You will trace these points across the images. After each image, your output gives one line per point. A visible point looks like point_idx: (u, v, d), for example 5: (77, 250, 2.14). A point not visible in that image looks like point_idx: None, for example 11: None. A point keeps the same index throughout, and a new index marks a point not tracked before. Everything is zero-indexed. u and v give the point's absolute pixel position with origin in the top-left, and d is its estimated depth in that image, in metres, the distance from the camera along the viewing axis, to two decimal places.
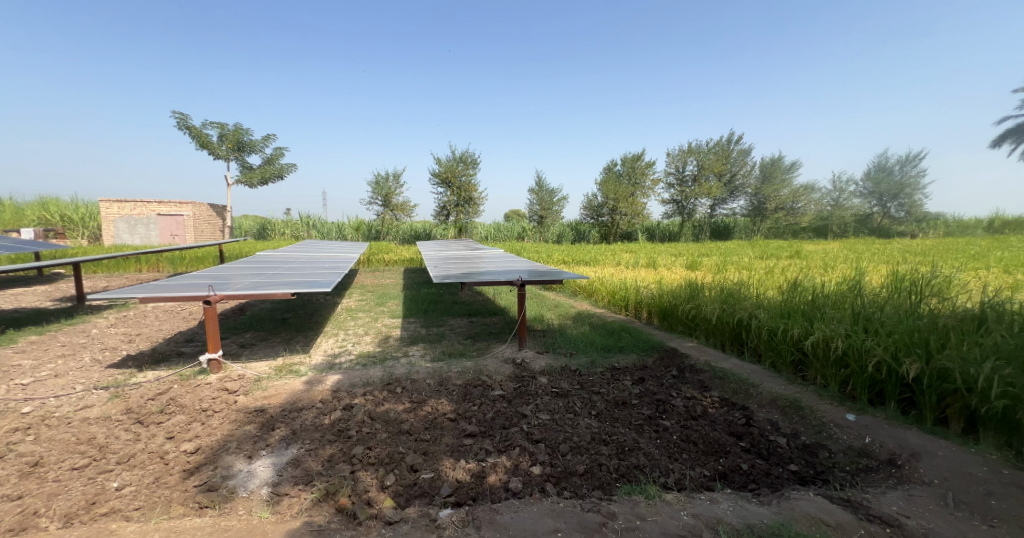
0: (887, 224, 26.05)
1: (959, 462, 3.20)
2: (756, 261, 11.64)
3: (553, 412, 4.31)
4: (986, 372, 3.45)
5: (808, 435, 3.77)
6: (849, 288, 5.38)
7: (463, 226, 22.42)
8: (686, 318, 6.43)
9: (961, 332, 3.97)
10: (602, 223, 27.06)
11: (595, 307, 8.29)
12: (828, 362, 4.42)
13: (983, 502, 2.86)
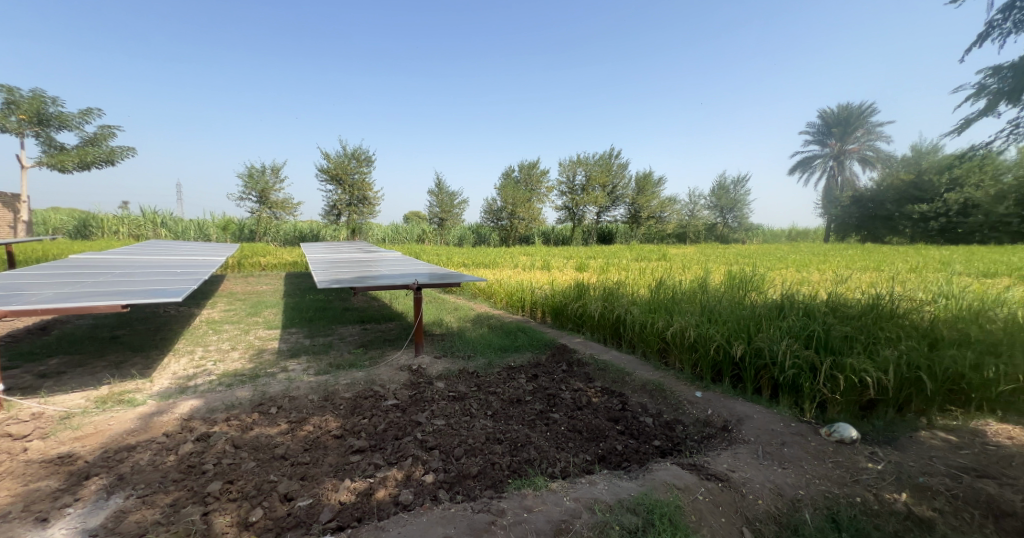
0: (727, 232, 30.40)
1: (767, 421, 2.99)
2: (633, 263, 12.19)
3: (449, 416, 3.39)
4: (785, 348, 3.29)
5: (670, 413, 3.35)
6: (697, 287, 5.19)
7: (357, 227, 20.82)
8: (576, 316, 5.67)
9: (767, 318, 3.84)
10: (502, 226, 26.98)
11: (491, 308, 7.27)
12: (682, 347, 4.00)
13: (780, 451, 2.65)
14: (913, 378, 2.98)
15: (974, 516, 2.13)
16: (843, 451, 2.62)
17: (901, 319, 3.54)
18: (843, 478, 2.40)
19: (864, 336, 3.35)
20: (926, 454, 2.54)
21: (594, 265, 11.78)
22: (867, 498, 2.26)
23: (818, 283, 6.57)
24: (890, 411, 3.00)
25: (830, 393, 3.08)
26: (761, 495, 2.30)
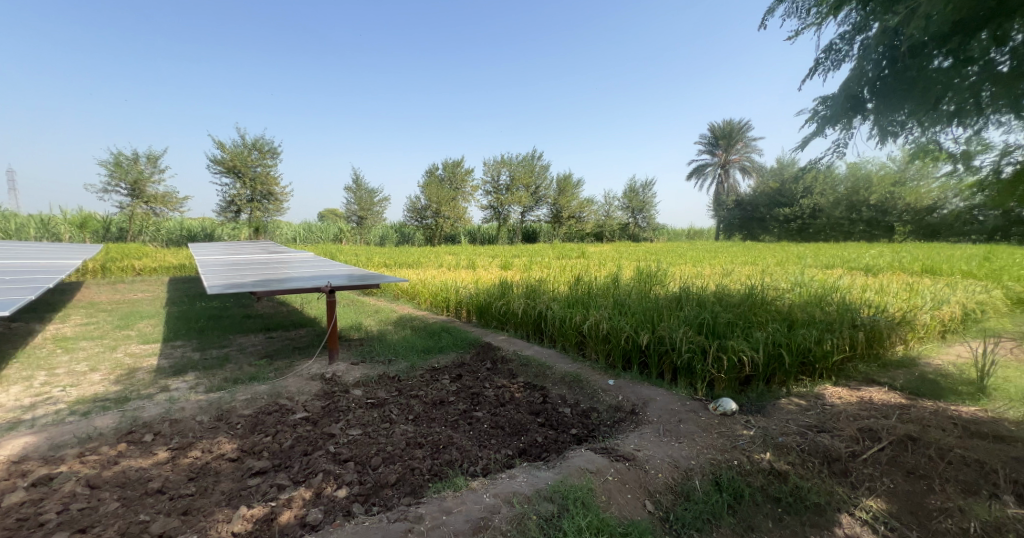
0: (637, 232, 32.66)
1: (667, 402, 3.27)
2: (555, 261, 12.63)
3: (365, 425, 3.28)
4: (682, 335, 3.66)
5: (586, 402, 3.55)
6: (610, 282, 5.57)
7: (260, 226, 19.15)
8: (499, 314, 5.68)
9: (668, 309, 4.26)
10: (426, 226, 26.43)
11: (415, 310, 7.09)
12: (597, 339, 4.21)
13: (675, 427, 2.91)
14: (776, 354, 3.50)
15: (816, 465, 2.49)
16: (726, 422, 2.96)
17: (770, 305, 4.15)
18: (725, 445, 2.67)
19: (742, 321, 3.85)
20: (787, 418, 2.96)
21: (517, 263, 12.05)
22: (742, 459, 2.53)
23: (715, 276, 7.28)
24: (761, 384, 3.47)
25: (717, 372, 3.48)
26: (660, 469, 2.46)
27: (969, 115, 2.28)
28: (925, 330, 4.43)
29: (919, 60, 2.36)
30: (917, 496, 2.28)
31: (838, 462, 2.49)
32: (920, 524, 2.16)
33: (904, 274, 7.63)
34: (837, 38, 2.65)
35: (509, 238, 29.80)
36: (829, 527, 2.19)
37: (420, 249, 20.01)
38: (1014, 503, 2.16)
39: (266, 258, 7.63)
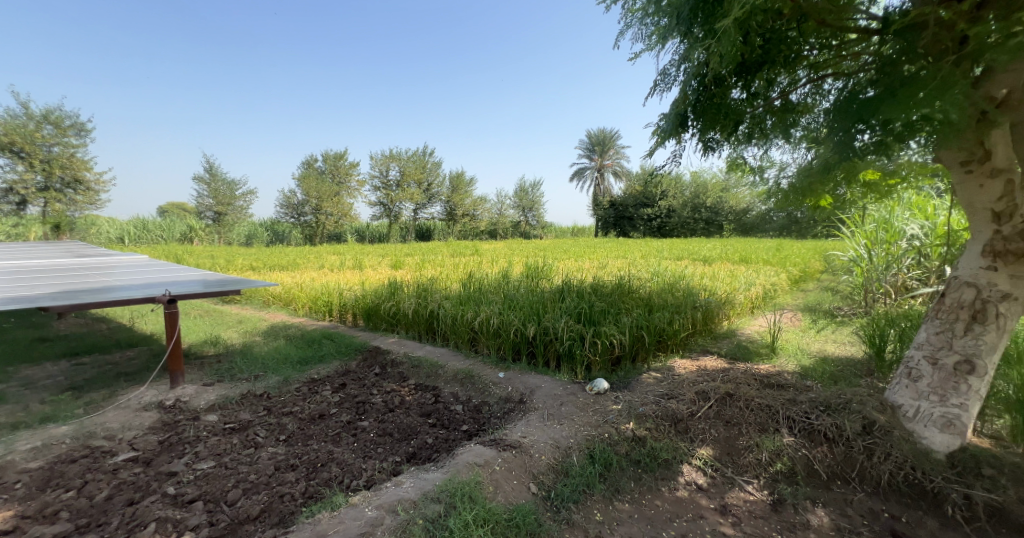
0: (528, 230, 34.04)
1: (552, 388, 3.53)
2: (450, 260, 12.62)
3: (220, 455, 2.93)
4: (563, 323, 3.97)
5: (478, 397, 3.67)
6: (502, 278, 5.74)
7: (60, 222, 15.56)
8: (388, 316, 5.52)
9: (554, 301, 4.54)
10: (306, 222, 24.36)
11: (292, 317, 6.51)
12: (488, 334, 4.35)
13: (558, 408, 3.18)
14: (639, 335, 3.98)
15: (666, 427, 2.87)
16: (600, 400, 3.30)
17: (635, 293, 4.71)
18: (597, 421, 2.97)
19: (613, 308, 4.30)
20: (647, 390, 3.38)
21: (401, 262, 11.74)
22: (611, 431, 2.85)
23: (591, 270, 7.95)
24: (628, 362, 3.92)
25: (593, 355, 3.83)
26: (544, 452, 2.66)
27: (758, 137, 2.87)
28: (740, 308, 5.42)
29: (721, 89, 2.65)
30: (733, 441, 2.76)
31: (681, 421, 2.90)
32: (734, 462, 2.67)
33: (731, 263, 9.18)
34: (669, 63, 2.81)
35: (397, 236, 28.78)
36: (673, 477, 2.59)
37: (297, 249, 18.23)
38: (791, 435, 2.70)
39: (81, 264, 6.27)
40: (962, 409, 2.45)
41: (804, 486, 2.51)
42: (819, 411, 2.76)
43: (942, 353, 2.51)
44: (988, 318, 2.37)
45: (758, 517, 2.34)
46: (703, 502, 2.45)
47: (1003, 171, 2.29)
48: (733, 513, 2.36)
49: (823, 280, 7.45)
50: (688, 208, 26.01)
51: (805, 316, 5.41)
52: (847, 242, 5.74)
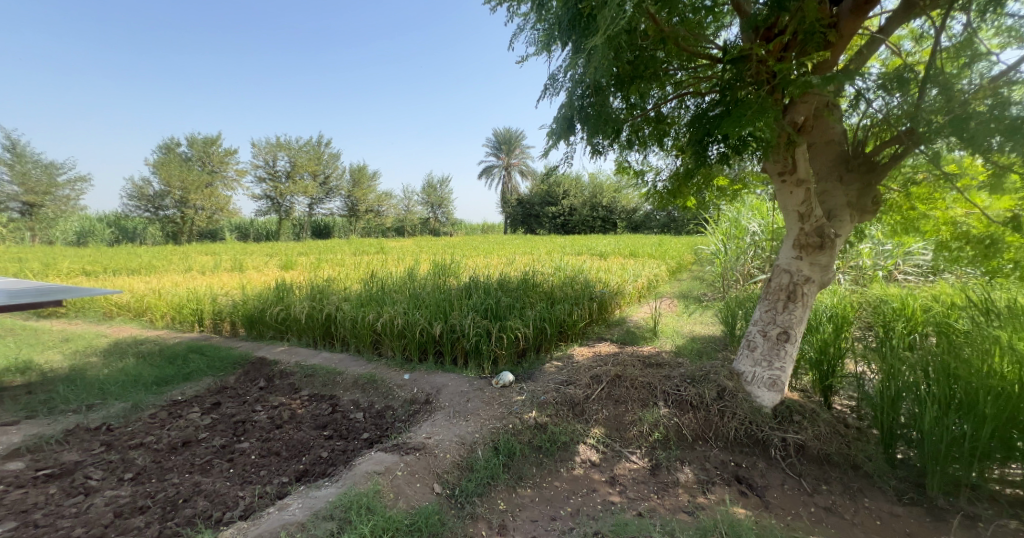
0: (437, 226, 33.57)
1: (458, 385, 3.57)
2: (348, 258, 11.90)
3: (27, 513, 2.31)
4: (470, 320, 4.00)
5: (381, 401, 3.56)
6: (408, 277, 5.58)
7: None
8: (277, 322, 5.05)
9: (461, 298, 4.55)
10: (167, 217, 21.46)
11: (151, 330, 5.60)
12: (392, 335, 4.24)
13: (464, 405, 3.23)
14: (542, 327, 4.18)
15: (565, 411, 3.08)
16: (505, 392, 3.40)
17: (538, 288, 4.90)
18: (503, 413, 3.07)
19: (519, 302, 4.44)
20: (549, 379, 3.56)
21: (290, 262, 10.79)
22: (515, 421, 2.96)
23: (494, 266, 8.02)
24: (532, 353, 4.10)
25: (499, 349, 3.94)
26: (449, 451, 2.68)
27: (639, 144, 3.24)
28: (630, 297, 5.94)
29: (602, 99, 2.83)
30: (620, 418, 3.02)
31: (577, 405, 3.13)
32: (621, 437, 2.94)
33: (622, 257, 9.95)
34: (557, 69, 3.00)
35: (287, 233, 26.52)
36: (570, 457, 2.79)
37: (151, 249, 15.67)
38: (667, 406, 3.02)
39: None
40: (783, 371, 2.98)
41: (674, 449, 2.85)
42: (686, 383, 3.14)
43: (769, 326, 2.98)
44: (799, 299, 2.89)
45: (640, 482, 2.61)
46: (595, 476, 2.67)
47: (800, 185, 2.69)
48: (619, 482, 2.61)
49: (694, 271, 8.44)
50: (587, 207, 27.64)
51: (680, 302, 6.09)
52: (710, 237, 6.56)
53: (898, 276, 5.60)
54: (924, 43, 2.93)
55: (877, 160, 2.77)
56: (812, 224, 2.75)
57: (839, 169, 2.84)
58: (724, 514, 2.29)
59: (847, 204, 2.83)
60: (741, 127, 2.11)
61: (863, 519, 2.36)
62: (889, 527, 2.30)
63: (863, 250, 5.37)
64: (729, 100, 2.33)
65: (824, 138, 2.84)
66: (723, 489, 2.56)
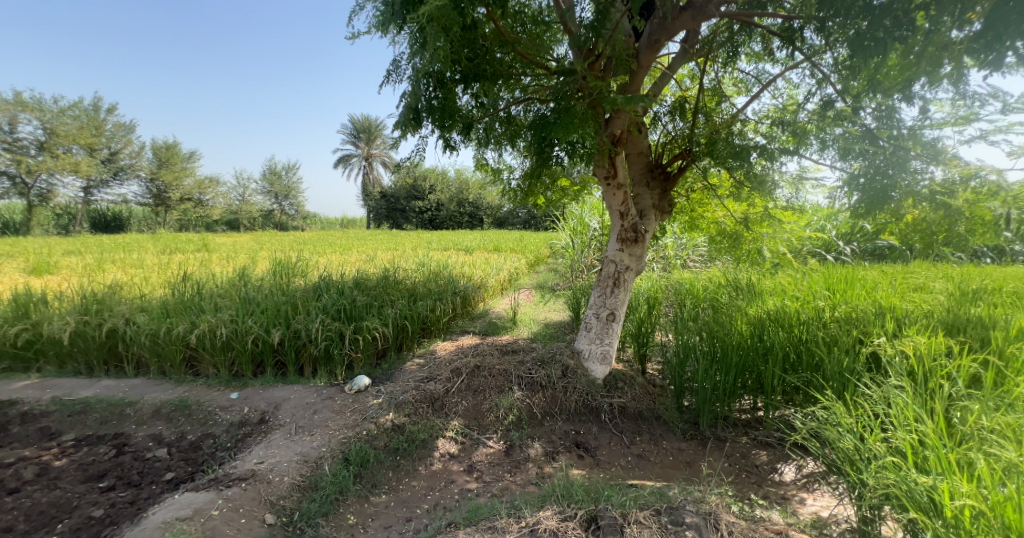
0: (283, 219, 30.67)
1: (303, 396, 3.33)
2: (134, 256, 9.75)
3: None
4: (318, 326, 3.65)
5: (198, 430, 3.04)
6: (236, 278, 4.68)
7: None
8: (16, 345, 3.75)
9: (305, 300, 4.08)
10: None
11: None
12: (214, 350, 3.63)
13: (309, 419, 3.03)
14: (403, 325, 4.10)
15: (425, 408, 3.10)
16: (359, 397, 3.29)
17: (399, 284, 4.78)
18: (356, 420, 2.98)
19: (376, 300, 4.25)
20: (408, 377, 3.55)
21: (46, 261, 8.40)
22: (370, 427, 2.89)
23: (348, 264, 7.51)
24: (393, 353, 4.02)
25: (354, 352, 3.75)
26: (287, 473, 2.52)
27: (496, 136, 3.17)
28: (492, 289, 6.17)
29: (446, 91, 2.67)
30: (479, 407, 3.14)
31: (437, 399, 3.18)
32: (479, 424, 3.07)
33: (485, 252, 10.23)
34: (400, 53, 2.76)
35: (47, 227, 20.59)
36: (428, 454, 2.83)
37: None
38: (520, 390, 3.19)
39: None
40: (612, 345, 3.38)
41: (526, 428, 3.05)
42: (536, 365, 3.36)
43: (600, 308, 3.33)
44: (622, 284, 3.26)
45: (494, 465, 2.75)
46: (453, 468, 2.75)
47: (620, 189, 3.05)
48: (476, 469, 2.72)
49: (551, 262, 9.08)
50: (454, 202, 27.63)
51: (537, 292, 6.52)
52: (560, 233, 7.10)
53: (687, 265, 6.71)
54: (688, 82, 3.63)
55: (669, 171, 3.28)
56: (629, 222, 3.14)
57: (646, 176, 3.25)
58: (561, 479, 2.50)
59: (653, 205, 3.27)
60: (569, 134, 2.32)
61: (664, 459, 2.83)
62: (678, 460, 2.82)
63: (667, 243, 6.33)
64: (561, 107, 2.51)
65: (635, 151, 3.16)
66: (567, 457, 2.82)
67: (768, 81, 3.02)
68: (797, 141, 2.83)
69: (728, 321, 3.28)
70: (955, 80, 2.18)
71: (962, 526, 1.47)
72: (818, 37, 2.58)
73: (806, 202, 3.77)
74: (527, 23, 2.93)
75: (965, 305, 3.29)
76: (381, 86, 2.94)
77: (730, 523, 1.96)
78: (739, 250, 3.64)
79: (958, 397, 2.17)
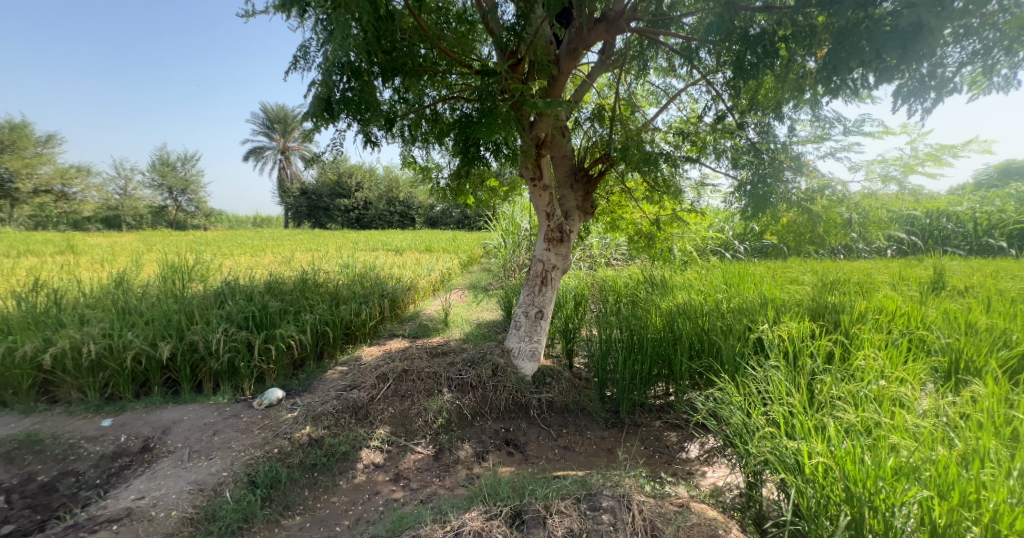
0: (182, 217, 27.22)
1: (200, 417, 3.02)
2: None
3: None
4: (219, 337, 3.31)
5: (53, 468, 2.60)
6: (114, 280, 4.14)
7: None
8: None
9: (205, 307, 3.70)
10: None
11: None
12: (81, 371, 3.15)
13: (209, 442, 2.77)
14: (324, 331, 3.92)
15: (347, 418, 3.00)
16: (270, 413, 3.11)
17: (320, 287, 4.54)
18: (266, 438, 2.81)
19: (292, 306, 3.98)
20: (330, 386, 3.41)
21: None
22: (284, 444, 2.75)
23: (260, 266, 6.93)
24: (311, 362, 3.81)
25: (265, 363, 3.48)
26: (175, 506, 2.25)
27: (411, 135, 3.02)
28: (423, 291, 6.06)
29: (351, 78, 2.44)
30: (406, 413, 3.06)
31: (361, 408, 3.07)
32: (407, 431, 3.00)
33: (417, 253, 10.01)
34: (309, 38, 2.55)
35: None
36: (351, 467, 2.74)
37: None
38: (450, 391, 3.14)
39: None
40: (541, 342, 3.39)
41: (456, 430, 3.02)
42: (467, 366, 3.31)
43: (529, 305, 3.33)
44: (550, 282, 3.29)
45: (423, 471, 2.71)
46: (379, 478, 2.68)
47: (546, 189, 3.07)
48: (403, 477, 2.66)
49: (485, 261, 9.09)
50: (381, 200, 27.03)
51: (469, 292, 6.51)
52: (492, 233, 7.15)
53: (611, 263, 6.97)
54: (604, 90, 3.77)
55: (591, 174, 3.36)
56: (555, 222, 3.16)
57: (570, 179, 3.30)
58: (490, 478, 2.52)
59: (577, 207, 3.32)
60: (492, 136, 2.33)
61: (588, 448, 2.92)
62: (601, 448, 2.92)
63: (593, 243, 6.57)
64: (484, 108, 2.49)
65: (560, 154, 3.20)
66: (496, 456, 2.83)
67: (673, 94, 3.20)
68: (699, 149, 3.10)
69: (645, 316, 3.46)
70: (813, 105, 2.53)
71: (821, 484, 1.79)
72: (710, 59, 2.68)
73: (707, 203, 4.08)
74: (451, 20, 2.79)
75: (827, 293, 3.73)
76: (287, 72, 2.71)
77: (641, 502, 2.02)
78: (655, 249, 3.85)
79: (816, 372, 2.54)
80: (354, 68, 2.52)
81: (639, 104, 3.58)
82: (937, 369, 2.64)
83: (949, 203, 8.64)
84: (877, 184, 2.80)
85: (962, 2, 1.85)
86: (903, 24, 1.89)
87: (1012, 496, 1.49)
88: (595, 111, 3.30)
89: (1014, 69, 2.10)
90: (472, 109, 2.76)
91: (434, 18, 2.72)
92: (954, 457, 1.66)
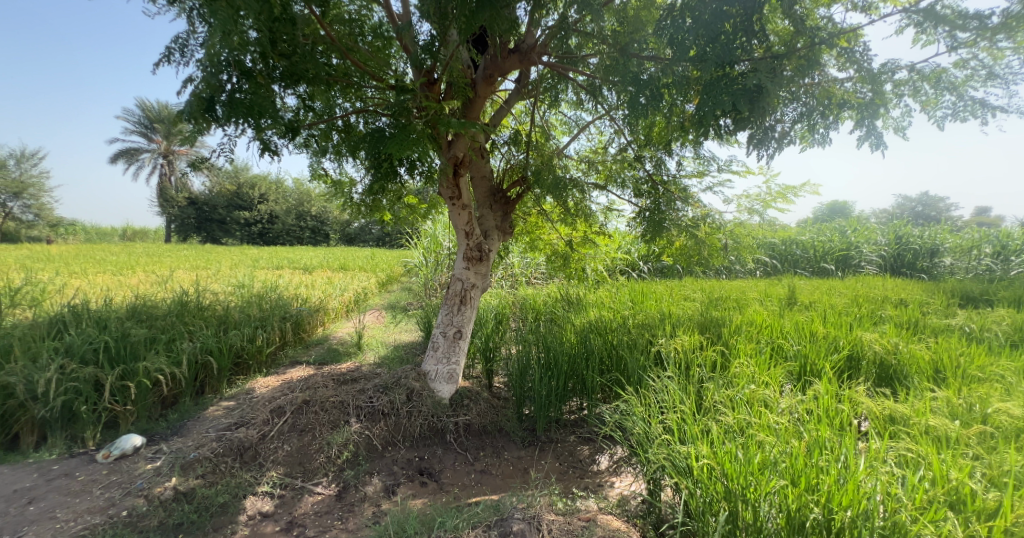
0: (15, 228, 21.34)
1: (10, 482, 2.38)
2: None
3: None
4: (51, 377, 2.68)
5: None
6: None
7: None
8: None
9: (32, 338, 3.00)
10: None
11: None
12: None
13: (18, 514, 2.17)
14: (204, 362, 3.40)
15: (229, 463, 2.62)
16: (120, 467, 2.58)
17: (204, 311, 3.97)
18: (112, 500, 2.32)
19: (164, 333, 3.41)
20: (210, 427, 2.97)
21: None
22: (138, 503, 2.29)
23: (125, 286, 5.89)
24: (187, 399, 3.28)
25: (120, 405, 2.89)
26: None
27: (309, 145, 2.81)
28: (334, 312, 5.66)
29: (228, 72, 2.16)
30: (305, 449, 2.77)
31: (249, 449, 2.72)
32: (305, 470, 2.70)
33: (328, 271, 9.36)
34: (185, 30, 2.27)
35: None
36: (231, 520, 2.35)
37: None
38: (358, 421, 2.92)
39: None
40: (459, 364, 3.31)
41: (364, 463, 2.80)
42: (379, 392, 3.11)
43: (447, 325, 3.25)
44: (469, 301, 3.26)
45: (322, 514, 2.43)
46: (267, 529, 2.32)
47: (465, 208, 3.07)
48: (298, 525, 2.35)
49: (404, 280, 8.80)
50: (290, 214, 25.07)
51: (387, 313, 6.22)
52: (413, 251, 6.99)
53: (530, 282, 7.17)
54: (522, 117, 3.95)
55: (509, 195, 3.47)
56: (474, 241, 3.17)
57: (489, 199, 3.36)
58: (399, 514, 2.35)
59: (496, 227, 3.38)
60: (405, 151, 2.26)
61: (505, 470, 2.89)
62: (517, 468, 2.92)
63: (513, 262, 6.74)
64: (399, 123, 2.42)
65: (479, 175, 3.24)
66: (407, 489, 2.66)
67: (583, 126, 3.45)
68: (606, 178, 3.39)
69: (561, 333, 3.61)
70: (694, 145, 2.94)
71: (707, 484, 1.98)
72: (612, 96, 2.96)
73: (615, 228, 4.45)
74: (368, 34, 2.78)
75: (712, 309, 4.25)
76: (155, 63, 2.37)
77: (551, 521, 2.04)
78: (570, 268, 4.09)
79: (703, 380, 2.85)
80: (245, 68, 2.28)
81: (553, 132, 3.81)
82: (792, 371, 3.13)
83: (797, 233, 10.50)
84: (744, 215, 3.32)
85: (789, 73, 2.31)
86: (751, 84, 2.24)
87: (841, 476, 1.78)
88: (512, 136, 3.48)
89: (827, 130, 2.60)
90: (386, 123, 2.68)
91: (345, 28, 2.70)
92: (802, 447, 1.94)
